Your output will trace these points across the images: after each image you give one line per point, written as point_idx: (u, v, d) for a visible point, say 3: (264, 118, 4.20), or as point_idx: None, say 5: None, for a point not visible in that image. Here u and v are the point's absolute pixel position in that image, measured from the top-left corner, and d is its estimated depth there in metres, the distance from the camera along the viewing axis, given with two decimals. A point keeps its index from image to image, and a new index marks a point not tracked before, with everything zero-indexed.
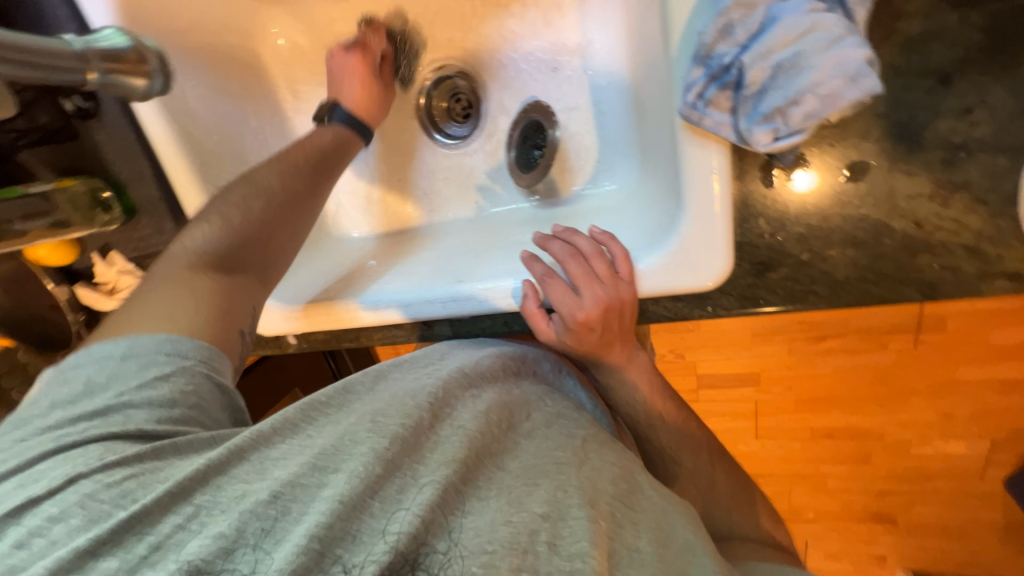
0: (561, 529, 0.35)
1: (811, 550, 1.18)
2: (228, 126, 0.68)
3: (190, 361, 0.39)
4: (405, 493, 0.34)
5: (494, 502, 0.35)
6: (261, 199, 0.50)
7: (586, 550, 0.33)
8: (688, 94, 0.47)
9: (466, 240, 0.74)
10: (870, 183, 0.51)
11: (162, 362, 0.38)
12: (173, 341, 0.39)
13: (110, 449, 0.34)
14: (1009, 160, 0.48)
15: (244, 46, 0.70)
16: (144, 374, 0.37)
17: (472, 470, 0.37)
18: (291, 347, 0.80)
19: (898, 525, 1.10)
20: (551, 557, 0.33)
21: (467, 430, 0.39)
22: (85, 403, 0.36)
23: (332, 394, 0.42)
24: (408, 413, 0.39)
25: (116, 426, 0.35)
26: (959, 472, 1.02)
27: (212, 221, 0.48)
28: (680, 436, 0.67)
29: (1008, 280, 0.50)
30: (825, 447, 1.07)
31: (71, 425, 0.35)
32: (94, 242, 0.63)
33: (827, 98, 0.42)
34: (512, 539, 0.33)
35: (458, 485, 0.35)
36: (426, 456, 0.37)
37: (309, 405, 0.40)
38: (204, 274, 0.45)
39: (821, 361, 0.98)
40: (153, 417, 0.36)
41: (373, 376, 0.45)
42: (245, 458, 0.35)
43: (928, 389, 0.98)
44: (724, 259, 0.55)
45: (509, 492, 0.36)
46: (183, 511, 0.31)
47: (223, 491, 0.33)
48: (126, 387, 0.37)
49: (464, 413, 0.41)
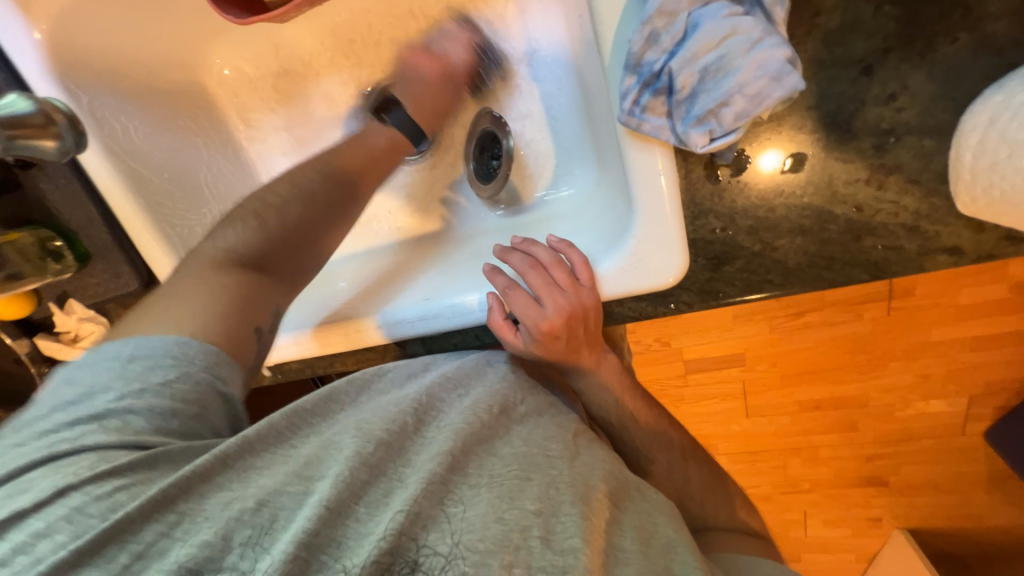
0: (553, 524, 0.41)
1: (813, 521, 1.51)
2: (177, 160, 0.77)
3: (195, 367, 0.45)
4: (391, 494, 0.41)
5: (486, 493, 0.42)
6: (301, 205, 0.58)
7: (578, 547, 0.39)
8: (624, 102, 0.49)
9: (435, 259, 0.76)
10: (809, 172, 0.53)
11: (171, 366, 0.44)
12: (185, 343, 0.45)
13: (103, 458, 0.39)
14: (936, 142, 0.50)
15: (188, 78, 0.79)
16: (150, 378, 0.43)
17: (461, 462, 0.44)
18: (265, 380, 0.77)
19: (888, 484, 1.42)
20: (543, 551, 0.39)
21: (452, 427, 0.48)
22: (85, 406, 0.42)
23: (315, 405, 0.49)
24: (393, 420, 0.47)
25: (114, 431, 0.41)
26: (939, 426, 1.33)
27: (251, 221, 0.55)
28: (654, 433, 0.69)
29: (947, 255, 0.52)
30: (818, 417, 1.37)
31: (70, 428, 0.41)
32: (51, 292, 0.75)
33: (754, 98, 0.44)
34: (502, 536, 0.38)
35: (448, 477, 0.42)
36: (412, 459, 0.44)
37: (294, 414, 0.47)
38: (227, 275, 0.52)
39: (800, 334, 1.26)
40: (151, 425, 0.42)
41: (357, 387, 0.53)
42: (230, 464, 0.41)
43: (906, 353, 1.26)
44: (680, 254, 0.56)
45: (499, 485, 0.43)
46: (166, 520, 0.37)
47: (209, 501, 0.39)
48: (129, 390, 0.42)
49: (450, 416, 0.50)
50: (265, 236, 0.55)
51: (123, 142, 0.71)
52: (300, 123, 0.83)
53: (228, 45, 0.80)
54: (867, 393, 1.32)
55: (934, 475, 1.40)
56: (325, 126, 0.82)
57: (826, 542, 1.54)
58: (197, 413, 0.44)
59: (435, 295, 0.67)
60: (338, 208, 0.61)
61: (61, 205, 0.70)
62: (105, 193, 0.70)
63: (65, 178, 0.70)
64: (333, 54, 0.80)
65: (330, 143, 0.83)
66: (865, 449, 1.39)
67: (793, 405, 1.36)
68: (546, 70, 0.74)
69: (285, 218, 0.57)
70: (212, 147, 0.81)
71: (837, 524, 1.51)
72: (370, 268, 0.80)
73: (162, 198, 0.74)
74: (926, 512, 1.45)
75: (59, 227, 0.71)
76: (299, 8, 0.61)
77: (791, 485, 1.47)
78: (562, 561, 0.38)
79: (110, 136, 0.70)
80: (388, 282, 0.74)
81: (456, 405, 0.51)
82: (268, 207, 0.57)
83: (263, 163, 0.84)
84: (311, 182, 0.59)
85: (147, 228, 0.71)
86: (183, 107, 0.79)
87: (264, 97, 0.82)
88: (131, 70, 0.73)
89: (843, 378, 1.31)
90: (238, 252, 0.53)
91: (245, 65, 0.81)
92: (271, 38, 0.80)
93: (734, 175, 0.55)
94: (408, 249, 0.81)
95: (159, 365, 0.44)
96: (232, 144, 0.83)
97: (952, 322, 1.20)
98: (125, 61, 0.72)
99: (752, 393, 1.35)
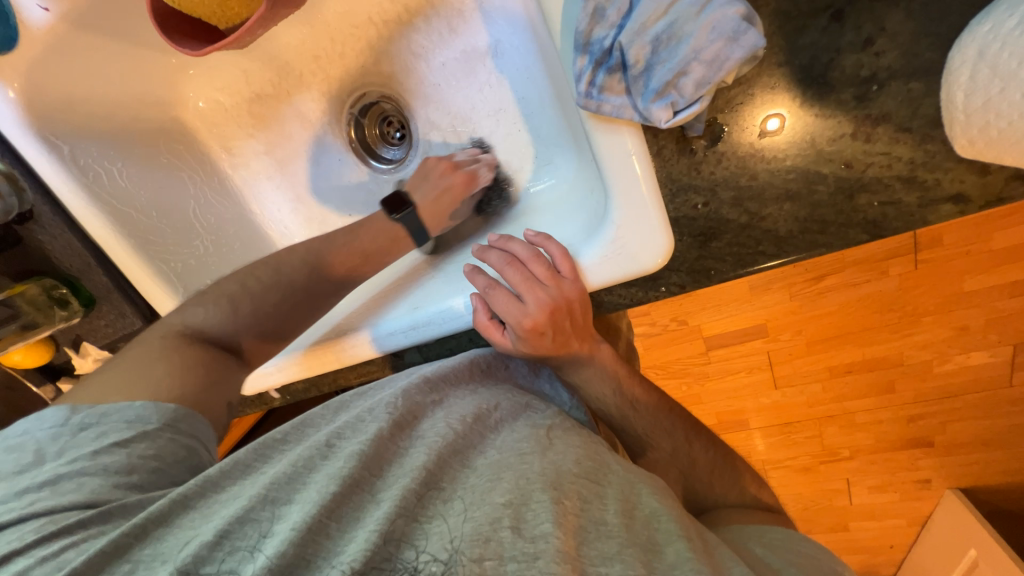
0: (524, 513, 0.41)
1: (855, 487, 1.45)
2: (164, 196, 0.77)
3: (152, 425, 0.49)
4: (363, 510, 0.41)
5: (460, 505, 0.41)
6: (276, 292, 0.63)
7: (549, 532, 0.39)
8: (580, 85, 0.48)
9: (425, 268, 0.74)
10: (789, 134, 0.50)
11: (126, 428, 0.49)
12: (140, 408, 0.50)
13: (52, 521, 0.41)
14: (924, 84, 0.46)
15: (165, 114, 0.78)
16: (99, 444, 0.47)
17: (436, 475, 0.44)
18: (276, 400, 0.77)
19: (934, 445, 1.36)
20: (515, 540, 0.39)
21: (430, 440, 0.47)
22: (30, 477, 0.45)
23: (289, 431, 0.50)
24: (369, 433, 0.46)
25: (66, 492, 0.43)
26: (982, 379, 1.26)
27: (220, 304, 0.61)
28: (657, 421, 0.66)
29: (952, 204, 0.48)
30: (848, 382, 1.31)
31: (18, 497, 0.43)
32: (66, 338, 0.75)
33: (712, 62, 0.43)
34: (475, 532, 0.39)
35: (422, 492, 0.42)
36: (386, 473, 0.44)
37: (264, 444, 0.47)
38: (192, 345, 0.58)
39: (823, 297, 1.21)
40: (107, 482, 0.45)
41: (333, 409, 0.53)
42: (189, 506, 0.42)
43: (938, 307, 1.19)
44: (663, 235, 0.54)
45: (472, 493, 0.42)
46: (120, 570, 0.39)
47: (166, 543, 0.40)
48: (79, 456, 0.46)
49: (427, 427, 0.49)
50: (232, 318, 0.61)
51: (112, 187, 0.72)
52: (280, 145, 0.82)
53: (199, 77, 0.79)
54: (900, 352, 1.25)
55: (982, 430, 1.33)
56: (304, 145, 0.82)
57: (873, 508, 1.48)
58: (158, 467, 0.48)
59: (424, 303, 0.67)
60: (310, 304, 0.65)
61: (60, 256, 0.72)
62: (105, 247, 0.71)
63: (60, 231, 0.72)
64: (302, 72, 0.79)
65: (310, 161, 0.82)
66: (904, 410, 1.33)
67: (823, 372, 1.31)
68: (511, 61, 0.71)
69: (257, 304, 0.62)
70: (199, 181, 0.81)
71: (883, 489, 1.45)
72: (366, 280, 0.78)
73: (152, 236, 0.74)
74: (975, 470, 1.38)
75: (64, 275, 0.73)
76: (253, 30, 0.60)
77: (830, 454, 1.42)
78: (534, 548, 0.38)
79: (94, 180, 0.71)
80: (385, 293, 0.72)
81: (433, 414, 0.51)
82: (243, 293, 0.62)
83: (250, 191, 0.84)
84: (287, 268, 0.64)
85: (152, 276, 0.72)
86: (165, 146, 0.78)
87: (242, 124, 0.81)
88: (110, 116, 0.73)
89: (873, 339, 1.25)
90: (201, 329, 0.60)
91: (219, 95, 0.80)
92: (238, 65, 0.78)
93: (709, 146, 0.52)
94: (402, 262, 0.78)
95: (115, 429, 0.48)
96: (218, 175, 0.82)
97: (984, 269, 1.13)
98: (103, 107, 0.72)
99: (776, 362, 1.30)
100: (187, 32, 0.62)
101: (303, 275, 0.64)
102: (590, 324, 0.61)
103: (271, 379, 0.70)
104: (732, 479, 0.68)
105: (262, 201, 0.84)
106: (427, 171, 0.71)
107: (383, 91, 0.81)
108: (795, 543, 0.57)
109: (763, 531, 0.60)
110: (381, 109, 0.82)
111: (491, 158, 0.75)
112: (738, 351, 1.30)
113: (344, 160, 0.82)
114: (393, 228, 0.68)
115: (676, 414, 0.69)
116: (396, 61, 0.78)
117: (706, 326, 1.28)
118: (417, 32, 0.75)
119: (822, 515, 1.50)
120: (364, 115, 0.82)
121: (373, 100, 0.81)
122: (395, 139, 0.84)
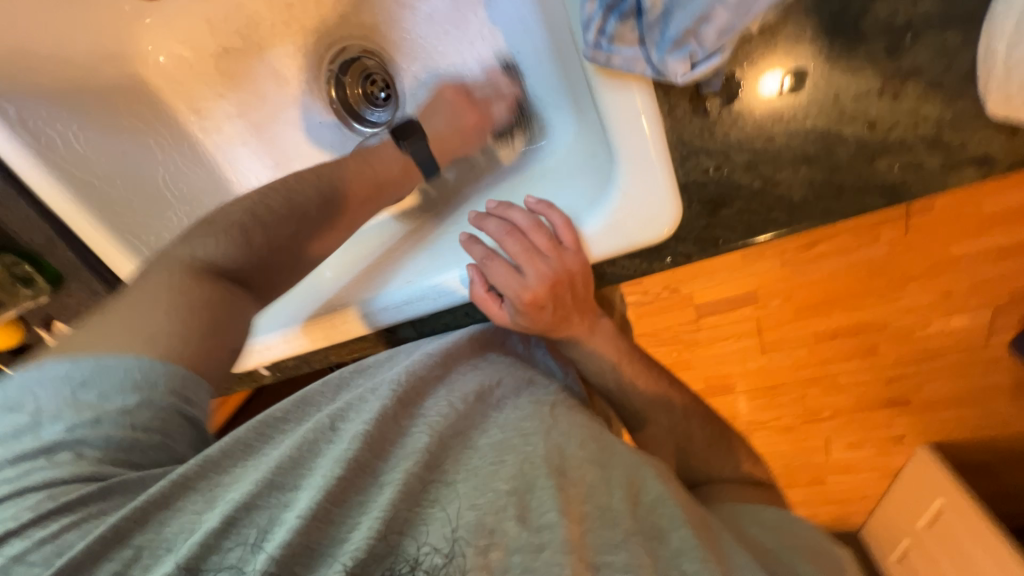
0: (529, 501, 0.40)
1: (835, 445, 1.51)
2: (127, 162, 0.69)
3: (162, 391, 0.44)
4: (367, 495, 0.40)
5: (462, 489, 0.40)
6: (279, 216, 0.55)
7: (556, 521, 0.38)
8: (588, 34, 0.43)
9: (418, 235, 0.71)
10: (811, 91, 0.46)
11: (129, 393, 0.43)
12: (141, 366, 0.44)
13: (50, 497, 0.39)
14: (960, 34, 0.43)
15: (122, 71, 0.70)
16: (103, 410, 0.42)
17: (438, 458, 0.43)
18: (266, 377, 0.73)
19: (910, 404, 1.40)
20: (520, 532, 0.38)
21: (432, 420, 0.46)
22: (29, 440, 0.41)
23: (289, 410, 0.49)
24: (371, 413, 0.45)
25: (64, 465, 0.40)
26: (964, 341, 1.28)
27: (229, 235, 0.52)
28: (658, 394, 0.65)
29: (976, 166, 0.46)
30: (834, 346, 1.33)
31: (14, 466, 0.40)
32: (36, 316, 0.70)
33: (739, 6, 0.39)
34: (478, 522, 0.38)
35: (426, 476, 0.41)
36: (389, 454, 0.43)
37: (266, 423, 0.47)
38: (203, 283, 0.49)
39: (813, 264, 1.20)
40: (106, 458, 0.42)
41: (333, 387, 0.53)
42: (192, 488, 0.40)
43: (926, 272, 1.19)
44: (670, 202, 0.51)
45: (475, 477, 0.41)
46: (121, 556, 0.37)
47: (170, 528, 0.38)
48: (79, 421, 0.42)
49: (430, 406, 0.47)
50: (245, 252, 0.52)
51: (68, 153, 0.64)
52: (253, 107, 0.75)
53: (158, 27, 0.71)
54: (886, 316, 1.27)
55: (956, 390, 1.37)
56: (280, 106, 0.75)
57: (848, 463, 1.55)
58: (162, 441, 0.44)
59: (416, 277, 0.63)
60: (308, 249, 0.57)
61: (19, 229, 0.65)
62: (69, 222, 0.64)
63: (15, 201, 0.64)
64: (272, 23, 0.71)
65: (289, 122, 0.76)
66: (886, 372, 1.36)
67: (810, 336, 1.32)
68: (504, 12, 0.65)
69: (271, 235, 0.54)
70: (167, 147, 0.73)
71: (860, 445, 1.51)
72: (357, 252, 0.73)
73: (119, 207, 0.67)
74: (949, 428, 1.44)
75: (22, 251, 0.66)
76: None
77: (812, 415, 1.46)
78: (540, 539, 0.38)
79: (49, 147, 0.63)
80: (383, 264, 0.68)
81: (436, 392, 0.49)
82: (254, 223, 0.53)
83: (223, 155, 0.77)
84: (306, 201, 0.56)
85: (120, 249, 0.66)
86: (126, 109, 0.71)
87: (209, 82, 0.74)
88: (54, 69, 0.64)
89: (863, 304, 1.25)
90: (213, 264, 0.51)
91: (181, 49, 0.72)
92: (200, 14, 0.71)
93: (725, 105, 0.48)
94: (396, 231, 0.74)
95: (119, 393, 0.43)
96: (188, 139, 0.75)
97: (975, 234, 1.12)
98: (49, 60, 0.64)
99: (768, 328, 1.31)
100: None
101: (317, 208, 0.57)
102: (591, 297, 0.59)
103: (263, 352, 0.67)
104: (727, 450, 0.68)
105: (237, 166, 0.77)
106: (439, 103, 0.68)
107: (364, 44, 0.74)
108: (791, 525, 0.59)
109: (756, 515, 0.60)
110: (363, 66, 0.75)
111: (513, 88, 0.69)
112: (732, 318, 1.30)
113: (324, 124, 0.76)
114: (400, 160, 0.63)
115: (675, 391, 0.68)
116: (379, 11, 0.72)
117: (698, 294, 1.27)
118: None
119: (802, 472, 1.58)
120: (344, 72, 0.75)
121: (353, 55, 0.74)
122: (380, 99, 0.76)
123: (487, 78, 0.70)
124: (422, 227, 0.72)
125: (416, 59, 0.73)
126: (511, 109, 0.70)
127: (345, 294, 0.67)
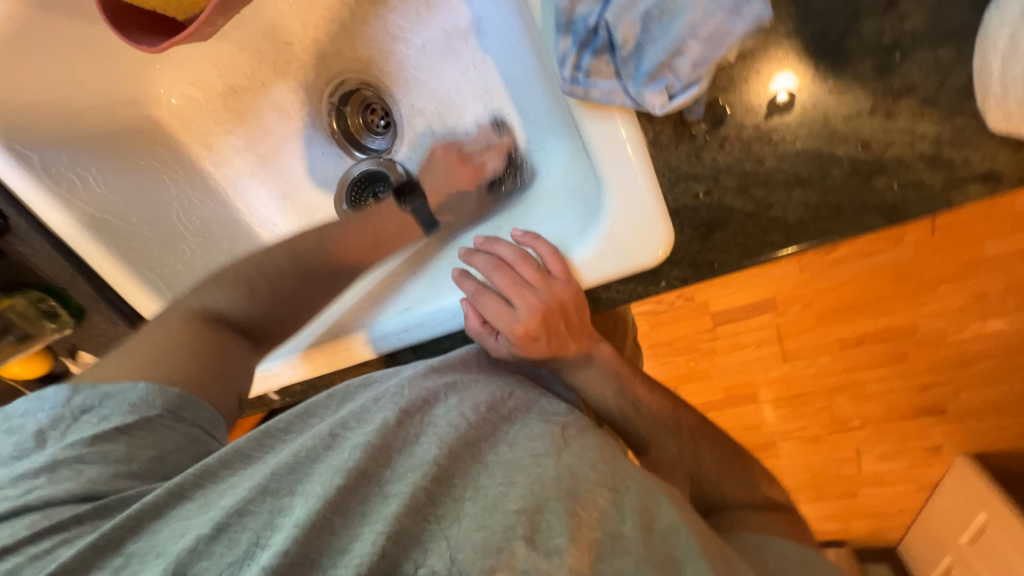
0: (539, 523, 0.38)
1: (868, 456, 1.44)
2: (141, 200, 0.71)
3: (156, 409, 0.46)
4: (371, 504, 0.38)
5: (472, 508, 0.39)
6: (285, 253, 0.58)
7: (564, 547, 0.37)
8: (564, 70, 0.43)
9: (419, 259, 0.70)
10: (801, 113, 0.45)
11: (128, 413, 0.45)
12: (142, 390, 0.46)
13: (45, 516, 0.38)
14: (953, 50, 0.42)
15: (138, 114, 0.72)
16: (102, 428, 0.44)
17: (448, 471, 0.41)
18: (277, 404, 0.74)
19: (947, 413, 1.33)
20: (529, 552, 0.36)
21: (442, 431, 0.44)
22: (27, 460, 0.42)
23: (291, 419, 0.47)
24: (375, 423, 0.43)
25: (68, 480, 0.41)
26: (1000, 347, 1.22)
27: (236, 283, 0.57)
28: (664, 420, 0.62)
29: (981, 182, 0.43)
30: (861, 354, 1.28)
31: (15, 485, 0.40)
32: (63, 349, 0.71)
33: (711, 39, 0.39)
34: (485, 543, 0.36)
35: (433, 490, 0.40)
36: (394, 464, 0.42)
37: (265, 433, 0.45)
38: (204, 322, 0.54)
39: (834, 270, 1.17)
40: (110, 472, 0.42)
41: (337, 398, 0.50)
42: (189, 496, 0.40)
43: (954, 275, 1.14)
44: (665, 227, 0.50)
45: (485, 497, 0.40)
46: (111, 565, 0.36)
47: (160, 535, 0.37)
48: (79, 439, 0.43)
49: (438, 415, 0.46)
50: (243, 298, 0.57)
51: (89, 197, 0.66)
52: (260, 140, 0.77)
53: (169, 71, 0.73)
54: (915, 321, 1.21)
55: (999, 396, 1.29)
56: (285, 139, 0.77)
57: (883, 476, 1.47)
58: (158, 454, 0.45)
59: (416, 304, 0.63)
60: (316, 271, 0.59)
61: (42, 267, 0.66)
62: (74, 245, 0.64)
63: (36, 240, 0.65)
64: (275, 61, 0.74)
65: (293, 154, 0.78)
66: (918, 379, 1.30)
67: (833, 344, 1.27)
68: (495, 37, 0.66)
69: (263, 269, 0.57)
70: (181, 182, 0.75)
71: (894, 457, 1.43)
72: (361, 276, 0.73)
73: (133, 242, 0.68)
74: (991, 437, 1.36)
75: (49, 286, 0.67)
76: (213, 20, 0.51)
77: (841, 425, 1.40)
78: (548, 563, 0.36)
79: (70, 190, 0.64)
80: (391, 289, 0.68)
81: (444, 403, 0.48)
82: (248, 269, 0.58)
83: (235, 189, 0.79)
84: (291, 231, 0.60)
85: (136, 283, 0.67)
86: (144, 150, 0.72)
87: (218, 119, 0.76)
88: (81, 116, 0.67)
89: (888, 309, 1.20)
90: (215, 309, 0.56)
91: (193, 90, 0.74)
92: (208, 56, 0.72)
93: (711, 130, 0.48)
94: (403, 252, 0.74)
95: (117, 413, 0.45)
96: (200, 174, 0.77)
97: (1006, 233, 1.08)
98: (67, 111, 0.65)
99: (789, 336, 1.27)
100: (141, 23, 0.53)
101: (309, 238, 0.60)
102: (588, 323, 0.57)
103: (268, 383, 0.67)
104: (743, 476, 0.64)
105: (247, 199, 0.80)
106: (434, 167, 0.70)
107: (362, 77, 0.75)
108: (810, 561, 0.55)
109: (776, 547, 0.57)
110: (363, 97, 0.77)
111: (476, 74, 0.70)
112: (749, 327, 1.27)
113: (327, 153, 0.78)
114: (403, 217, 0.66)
115: (681, 411, 0.64)
116: (373, 44, 0.73)
117: (713, 303, 1.26)
118: (392, 12, 0.70)
119: (833, 484, 1.50)
120: (345, 103, 0.77)
121: (352, 87, 0.76)
122: (380, 128, 0.78)
123: (479, 133, 0.72)
124: (425, 249, 0.72)
125: (405, 84, 0.74)
126: (500, 159, 0.70)
127: (352, 322, 0.66)
